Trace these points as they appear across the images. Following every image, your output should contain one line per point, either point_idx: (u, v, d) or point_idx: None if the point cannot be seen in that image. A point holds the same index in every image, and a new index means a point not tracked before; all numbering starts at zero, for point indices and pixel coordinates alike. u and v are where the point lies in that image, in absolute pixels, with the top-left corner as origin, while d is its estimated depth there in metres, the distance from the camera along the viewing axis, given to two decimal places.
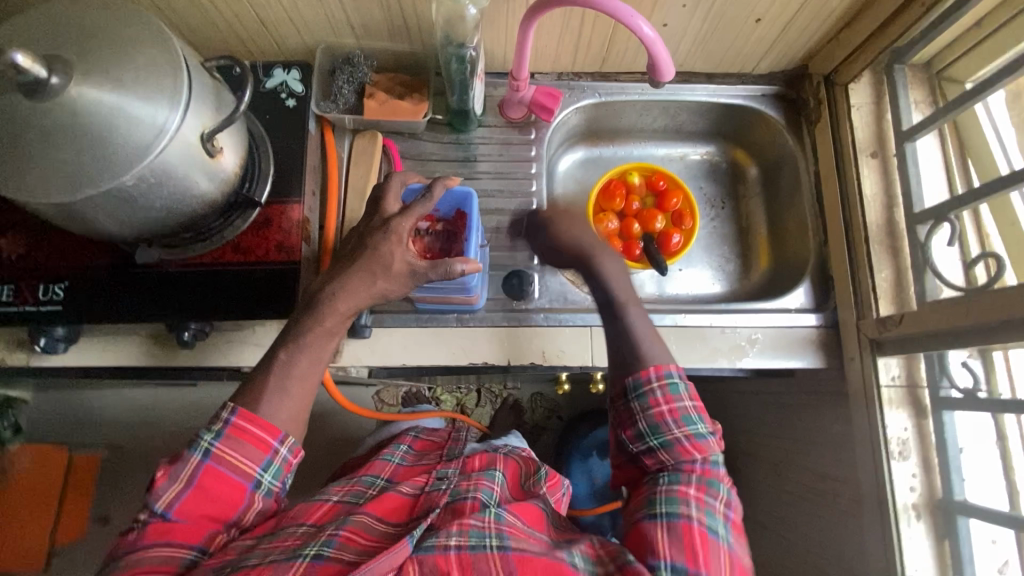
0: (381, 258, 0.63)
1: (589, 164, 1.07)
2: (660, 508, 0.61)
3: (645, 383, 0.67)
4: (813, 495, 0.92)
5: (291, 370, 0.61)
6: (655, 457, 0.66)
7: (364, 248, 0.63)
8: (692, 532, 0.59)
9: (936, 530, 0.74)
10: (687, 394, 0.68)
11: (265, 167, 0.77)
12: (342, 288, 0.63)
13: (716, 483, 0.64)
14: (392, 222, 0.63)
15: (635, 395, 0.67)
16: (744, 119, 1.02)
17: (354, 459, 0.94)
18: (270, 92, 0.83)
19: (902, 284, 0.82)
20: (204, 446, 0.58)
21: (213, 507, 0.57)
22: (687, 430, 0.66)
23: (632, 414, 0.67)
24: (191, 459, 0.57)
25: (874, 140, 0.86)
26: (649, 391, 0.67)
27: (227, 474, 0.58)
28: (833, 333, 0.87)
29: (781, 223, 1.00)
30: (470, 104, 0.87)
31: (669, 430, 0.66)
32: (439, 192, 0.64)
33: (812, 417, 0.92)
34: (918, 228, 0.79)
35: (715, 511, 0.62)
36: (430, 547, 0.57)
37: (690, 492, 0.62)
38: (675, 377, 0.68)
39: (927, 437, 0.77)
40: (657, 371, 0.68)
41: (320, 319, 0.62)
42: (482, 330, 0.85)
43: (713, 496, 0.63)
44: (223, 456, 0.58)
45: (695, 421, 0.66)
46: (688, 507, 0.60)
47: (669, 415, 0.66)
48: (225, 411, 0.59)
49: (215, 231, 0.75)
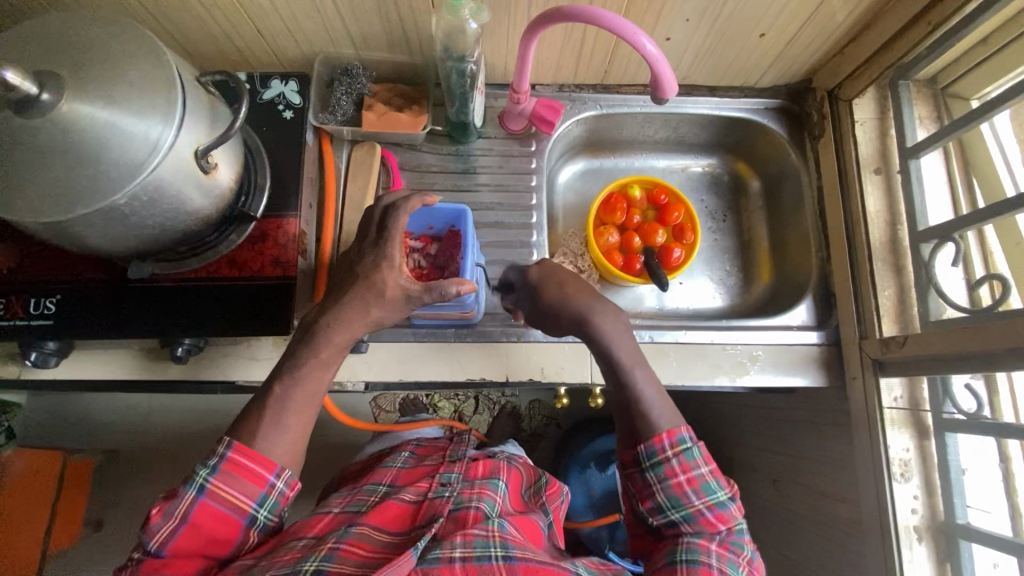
0: (375, 286, 0.61)
1: (589, 176, 1.06)
2: (681, 557, 0.60)
3: (660, 453, 0.64)
4: (812, 512, 0.92)
5: (287, 405, 0.60)
6: (676, 526, 0.64)
7: (357, 276, 0.62)
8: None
9: (938, 553, 0.74)
10: (703, 459, 0.65)
11: (259, 179, 0.77)
12: (336, 319, 0.62)
13: (738, 544, 0.64)
14: (383, 248, 0.62)
15: (649, 465, 0.65)
16: (746, 132, 1.01)
17: (350, 470, 0.92)
18: (267, 104, 0.81)
19: (906, 303, 0.81)
20: (198, 482, 0.57)
21: (206, 544, 0.56)
22: (708, 500, 0.63)
23: (649, 485, 0.65)
24: (186, 496, 0.56)
25: (877, 157, 0.86)
26: (665, 461, 0.64)
27: (222, 512, 0.57)
28: (835, 350, 0.86)
29: (783, 237, 1.00)
30: (470, 116, 0.85)
31: (689, 501, 0.63)
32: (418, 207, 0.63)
33: (812, 434, 0.91)
34: (922, 247, 0.79)
35: (738, 564, 0.62)
36: (434, 559, 0.56)
37: (712, 546, 0.61)
38: (689, 442, 0.65)
39: (930, 459, 0.76)
40: (671, 438, 0.65)
41: (316, 351, 0.62)
42: (481, 345, 0.84)
43: (735, 552, 0.63)
44: (218, 493, 0.57)
45: (714, 488, 0.64)
46: (709, 557, 0.60)
47: (688, 485, 0.63)
48: (221, 446, 0.58)
49: (209, 244, 0.73)
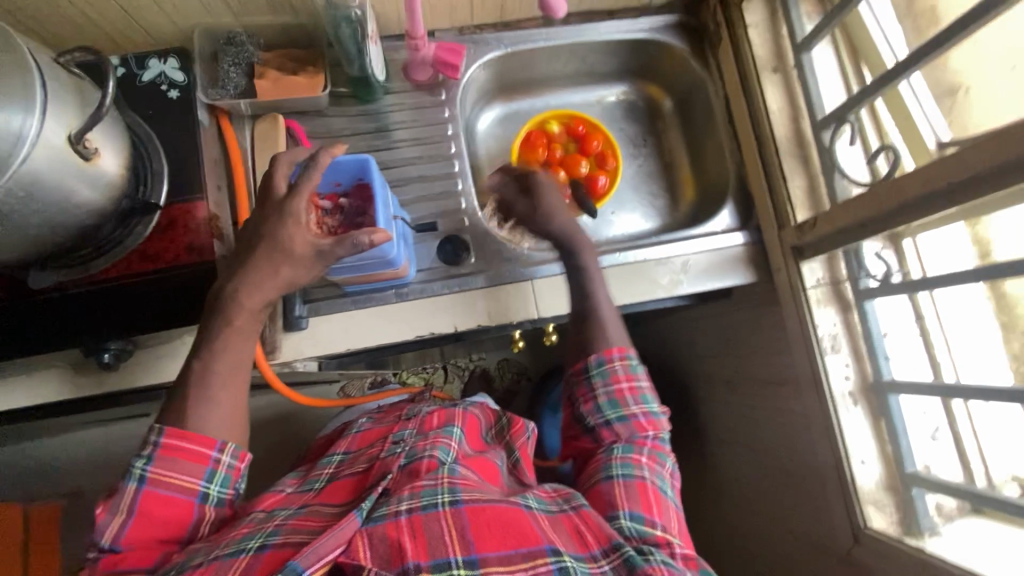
0: (281, 243, 0.60)
1: (508, 120, 1.05)
2: (616, 470, 0.63)
3: (609, 361, 0.72)
4: (762, 403, 0.98)
5: (211, 376, 0.60)
6: (613, 432, 0.68)
7: (260, 236, 0.60)
8: (646, 489, 0.61)
9: (872, 411, 0.81)
10: (644, 375, 0.73)
11: (156, 165, 0.72)
12: (247, 281, 0.61)
13: (663, 457, 0.67)
14: (287, 205, 0.60)
15: (597, 372, 0.71)
16: (651, 54, 1.02)
17: (312, 447, 0.87)
18: (148, 85, 0.75)
19: (815, 189, 0.85)
20: (137, 473, 0.55)
21: (161, 530, 0.54)
22: (644, 407, 0.70)
23: (593, 391, 0.70)
24: (127, 489, 0.54)
25: (774, 57, 0.88)
26: (612, 369, 0.71)
27: (170, 495, 0.55)
28: (760, 248, 0.90)
29: (701, 151, 1.03)
30: (370, 70, 0.83)
31: (628, 406, 0.70)
32: (325, 161, 0.60)
33: (752, 330, 0.97)
34: (823, 134, 0.84)
35: (664, 478, 0.65)
36: (380, 516, 0.50)
37: (643, 458, 0.65)
38: (635, 360, 0.73)
39: (854, 328, 0.82)
40: (621, 352, 0.72)
41: (231, 320, 0.61)
42: (423, 299, 0.84)
43: (662, 465, 0.66)
44: (161, 479, 0.55)
45: (649, 400, 0.71)
46: (642, 471, 0.63)
47: (629, 394, 0.70)
48: (151, 434, 0.56)
49: (116, 240, 0.70)
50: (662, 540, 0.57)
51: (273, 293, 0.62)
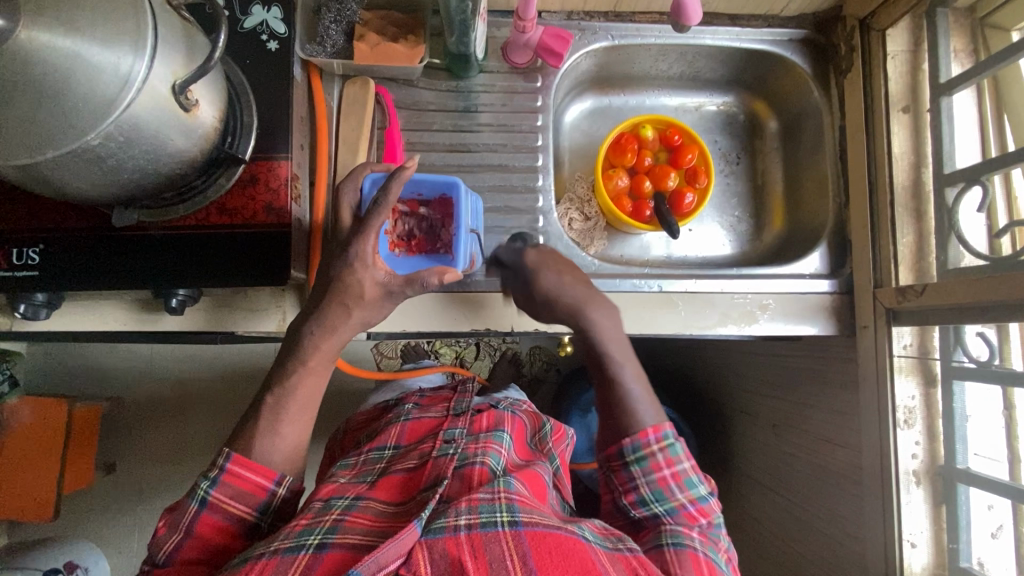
0: (352, 288, 0.60)
1: (598, 115, 0.99)
2: (666, 539, 0.61)
3: (645, 446, 0.66)
4: (810, 457, 0.93)
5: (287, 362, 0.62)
6: (657, 524, 0.65)
7: (330, 277, 0.60)
8: (701, 561, 0.59)
9: (935, 495, 0.75)
10: (686, 454, 0.67)
11: (246, 118, 0.71)
12: (318, 325, 0.61)
13: (716, 535, 0.65)
14: (352, 248, 0.59)
15: (634, 459, 0.66)
16: (766, 67, 0.95)
17: (356, 420, 0.90)
18: (249, 33, 0.73)
19: (923, 250, 0.78)
20: (200, 494, 0.56)
21: (212, 557, 0.54)
22: (690, 494, 0.66)
23: (632, 481, 0.66)
24: (189, 508, 0.56)
25: (908, 94, 0.80)
26: (650, 455, 0.66)
27: (226, 525, 0.56)
28: (847, 300, 0.84)
29: (799, 181, 0.95)
30: (471, 47, 0.79)
31: (673, 495, 0.65)
32: (397, 186, 0.56)
33: (815, 381, 0.92)
34: (947, 190, 0.76)
35: (718, 553, 0.63)
36: (440, 529, 0.50)
37: (693, 532, 0.63)
38: (673, 439, 0.67)
39: (934, 405, 0.76)
40: (656, 434, 0.66)
41: (303, 342, 0.61)
42: (484, 294, 0.81)
43: (715, 541, 0.64)
44: (220, 504, 0.56)
45: (696, 484, 0.66)
46: (694, 543, 0.61)
47: (673, 480, 0.65)
48: (220, 457, 0.58)
49: (198, 189, 0.69)
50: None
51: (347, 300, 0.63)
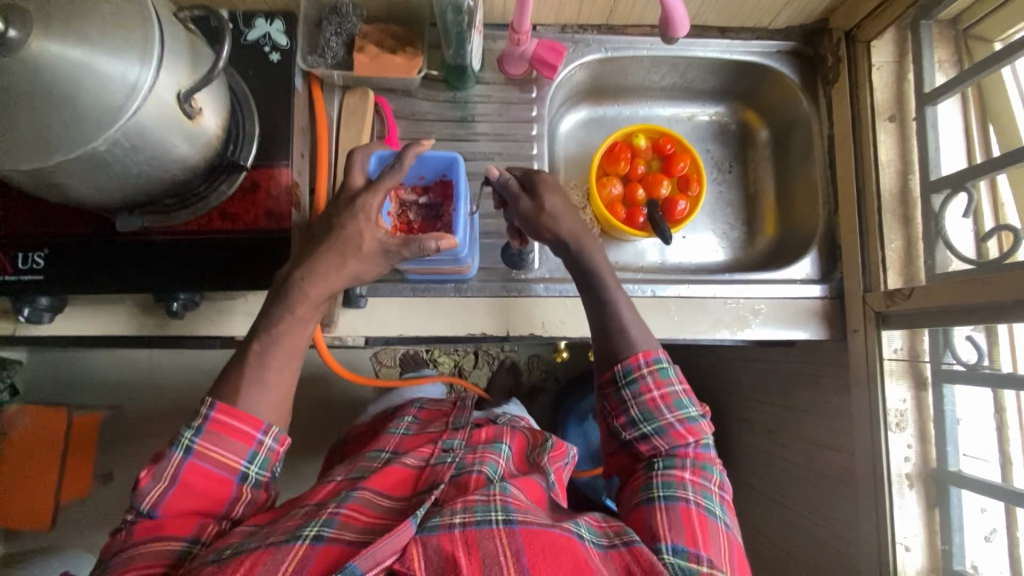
0: (350, 237, 0.62)
1: (592, 125, 1.02)
2: (657, 491, 0.60)
3: (635, 370, 0.66)
4: (805, 462, 0.94)
5: (268, 359, 0.61)
6: (649, 443, 0.65)
7: (332, 229, 0.62)
8: (691, 516, 0.57)
9: (927, 498, 0.76)
10: (678, 377, 0.67)
11: (249, 128, 0.73)
12: (311, 273, 0.62)
13: (709, 466, 0.63)
14: (360, 200, 0.62)
15: (626, 382, 0.66)
16: (756, 78, 0.97)
17: (355, 431, 0.91)
18: (252, 46, 0.76)
19: (912, 255, 0.79)
20: (185, 444, 0.57)
21: (199, 502, 0.57)
22: (679, 414, 0.65)
23: (624, 402, 0.66)
24: (173, 457, 0.56)
25: (893, 103, 0.82)
26: (640, 378, 0.66)
27: (213, 472, 0.57)
28: (837, 304, 0.85)
29: (790, 189, 0.97)
30: (467, 59, 0.81)
31: (662, 415, 0.65)
32: (410, 159, 0.63)
33: (808, 386, 0.92)
34: (933, 198, 0.77)
35: (711, 493, 0.61)
36: (434, 526, 0.51)
37: (686, 475, 0.61)
38: (664, 362, 0.67)
39: (925, 409, 0.77)
40: (647, 357, 0.66)
41: (292, 308, 0.62)
42: (479, 298, 0.83)
43: (707, 479, 0.62)
44: (206, 453, 0.57)
45: (686, 405, 0.66)
46: (685, 491, 0.59)
47: (662, 402, 0.65)
48: (204, 406, 0.58)
49: (200, 196, 0.71)
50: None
51: (336, 284, 0.63)
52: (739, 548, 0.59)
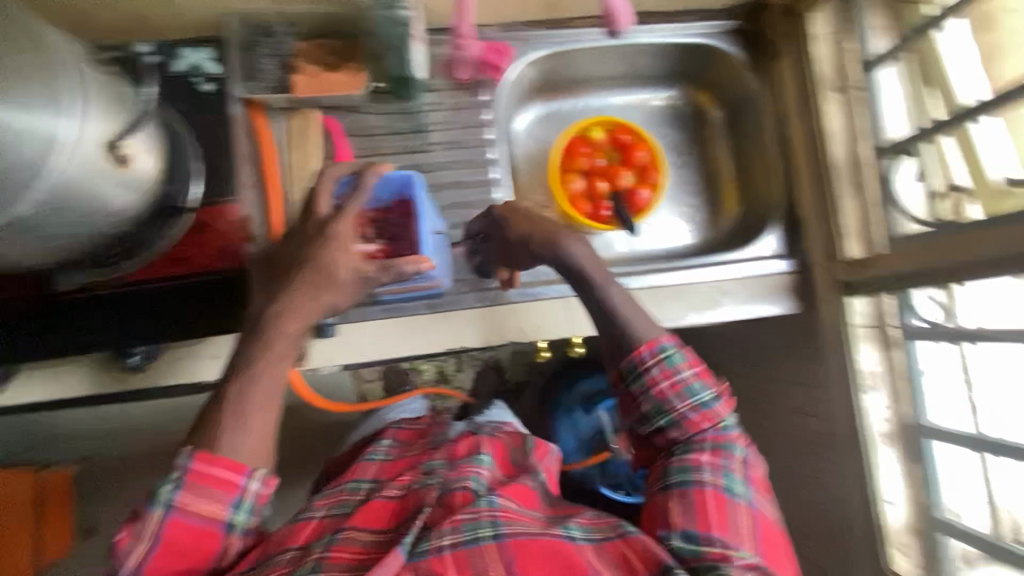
0: (324, 268, 0.57)
1: (548, 121, 1.00)
2: (672, 478, 0.59)
3: (641, 363, 0.61)
4: (787, 429, 0.97)
5: (247, 405, 0.56)
6: (665, 434, 0.62)
7: (302, 260, 0.58)
8: (706, 501, 0.56)
9: (906, 453, 0.79)
10: (689, 363, 0.62)
11: (190, 165, 0.68)
12: (284, 308, 0.57)
13: (729, 445, 0.60)
14: (331, 227, 0.58)
15: (631, 378, 0.62)
16: (702, 59, 0.97)
17: (338, 457, 0.89)
18: (179, 77, 0.71)
19: (868, 221, 0.81)
20: (163, 498, 0.54)
21: (184, 558, 0.55)
22: (692, 402, 0.61)
23: (632, 399, 0.62)
24: (153, 514, 0.54)
25: (839, 74, 0.83)
26: (647, 371, 0.61)
27: (196, 524, 0.54)
28: (804, 276, 0.87)
29: (746, 166, 0.99)
30: (412, 71, 0.77)
31: (672, 407, 0.61)
32: (371, 180, 0.60)
33: (784, 355, 0.95)
34: (882, 162, 0.80)
35: (732, 473, 0.58)
36: (424, 551, 0.51)
37: (702, 460, 0.59)
38: (672, 349, 0.61)
39: (895, 367, 0.79)
40: (650, 348, 0.61)
41: (269, 344, 0.57)
42: (454, 311, 0.82)
43: (727, 458, 0.59)
44: (188, 506, 0.54)
45: (699, 391, 0.61)
46: (700, 475, 0.58)
47: (671, 391, 0.61)
48: (180, 457, 0.55)
49: (147, 242, 0.66)
50: (722, 557, 0.53)
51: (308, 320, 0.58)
52: (767, 524, 0.57)
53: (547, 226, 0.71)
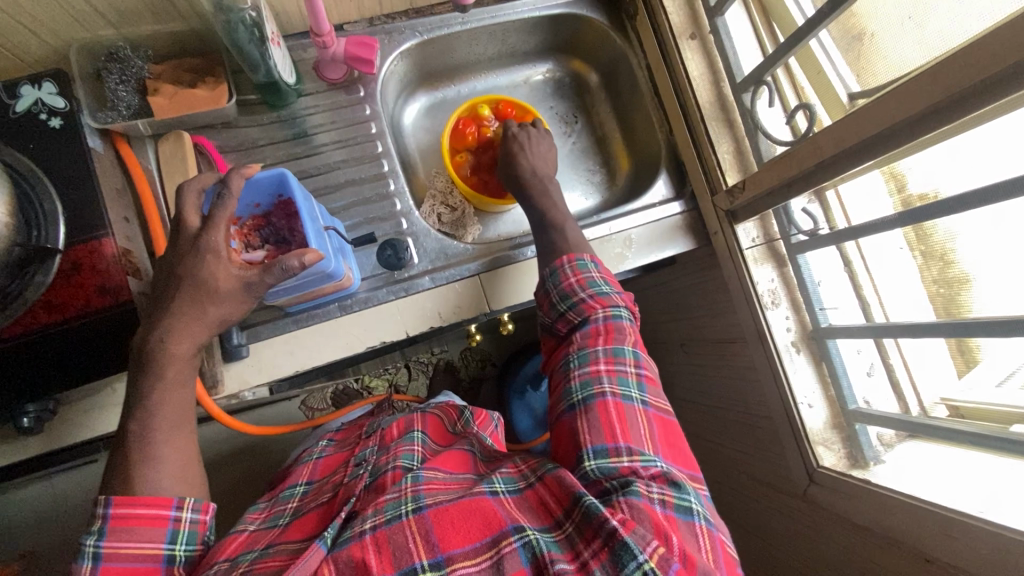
0: (204, 283, 0.57)
1: (434, 110, 1.02)
2: (576, 396, 0.59)
3: (558, 270, 0.71)
4: (715, 360, 1.02)
5: (153, 434, 0.57)
6: (566, 320, 0.68)
7: (179, 277, 0.57)
8: (608, 408, 0.58)
9: (814, 356, 0.85)
10: (598, 269, 0.72)
11: (49, 206, 0.65)
12: (168, 331, 0.57)
13: (623, 352, 0.63)
14: (203, 239, 0.57)
15: (549, 278, 0.72)
16: (570, 27, 1.01)
17: (281, 468, 0.86)
18: (25, 116, 0.67)
19: (742, 152, 0.87)
20: (90, 551, 0.50)
21: None
22: (593, 292, 0.68)
23: (548, 293, 0.71)
24: (83, 570, 0.50)
25: (689, 23, 0.89)
26: (561, 271, 0.71)
27: (132, 566, 0.51)
28: (696, 214, 0.92)
29: (629, 122, 1.03)
30: (278, 75, 0.78)
31: (575, 294, 0.68)
32: (238, 184, 0.59)
33: (699, 292, 1.00)
34: (744, 96, 0.85)
35: (627, 377, 0.61)
36: (345, 539, 0.49)
37: (601, 368, 0.61)
38: (586, 261, 0.72)
39: (790, 281, 0.85)
40: (569, 257, 0.72)
41: (162, 372, 0.57)
42: (368, 310, 0.81)
43: (622, 363, 0.62)
44: (119, 551, 0.51)
45: (600, 285, 0.70)
46: (601, 385, 0.59)
47: (578, 285, 0.69)
48: (99, 506, 0.52)
49: (14, 294, 0.63)
50: (628, 469, 0.54)
51: (204, 334, 0.60)
52: (662, 422, 0.60)
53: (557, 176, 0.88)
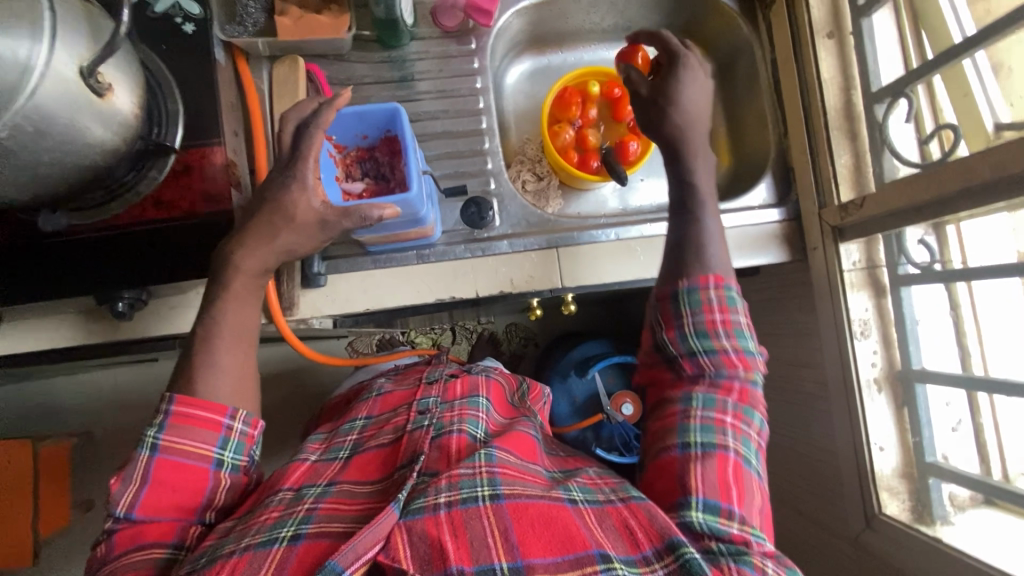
0: (285, 210, 0.59)
1: (537, 75, 0.99)
2: (694, 437, 0.57)
3: (701, 288, 0.63)
4: (781, 383, 0.97)
5: (216, 340, 0.59)
6: (696, 362, 0.61)
7: (266, 199, 0.59)
8: (726, 465, 0.55)
9: (896, 399, 0.79)
10: (743, 308, 0.64)
11: (172, 106, 0.68)
12: (240, 245, 0.59)
13: (752, 414, 0.59)
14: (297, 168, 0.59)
15: (687, 299, 0.63)
16: (693, 9, 0.96)
17: (331, 405, 0.89)
18: (160, 18, 0.70)
19: (861, 167, 0.80)
20: (150, 441, 0.54)
21: (177, 496, 0.53)
22: (737, 343, 0.62)
23: (680, 316, 0.63)
24: (141, 457, 0.53)
25: (830, 21, 0.82)
26: (705, 295, 0.63)
27: (184, 462, 0.54)
28: (795, 226, 0.86)
29: (738, 118, 0.98)
30: (399, 13, 0.77)
31: (717, 338, 0.61)
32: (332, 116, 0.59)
33: (780, 309, 0.95)
34: (876, 108, 0.79)
35: (751, 440, 0.58)
36: (419, 509, 0.50)
37: (726, 421, 0.58)
38: (732, 291, 0.64)
39: (886, 314, 0.79)
40: (716, 279, 0.64)
41: (226, 285, 0.60)
42: (444, 263, 0.81)
43: (748, 424, 0.59)
44: (174, 447, 0.54)
45: (746, 337, 0.62)
46: (724, 439, 0.57)
47: (722, 326, 0.62)
48: (163, 402, 0.55)
49: (127, 186, 0.66)
50: (740, 537, 0.51)
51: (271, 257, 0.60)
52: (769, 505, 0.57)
53: (703, 134, 0.71)
